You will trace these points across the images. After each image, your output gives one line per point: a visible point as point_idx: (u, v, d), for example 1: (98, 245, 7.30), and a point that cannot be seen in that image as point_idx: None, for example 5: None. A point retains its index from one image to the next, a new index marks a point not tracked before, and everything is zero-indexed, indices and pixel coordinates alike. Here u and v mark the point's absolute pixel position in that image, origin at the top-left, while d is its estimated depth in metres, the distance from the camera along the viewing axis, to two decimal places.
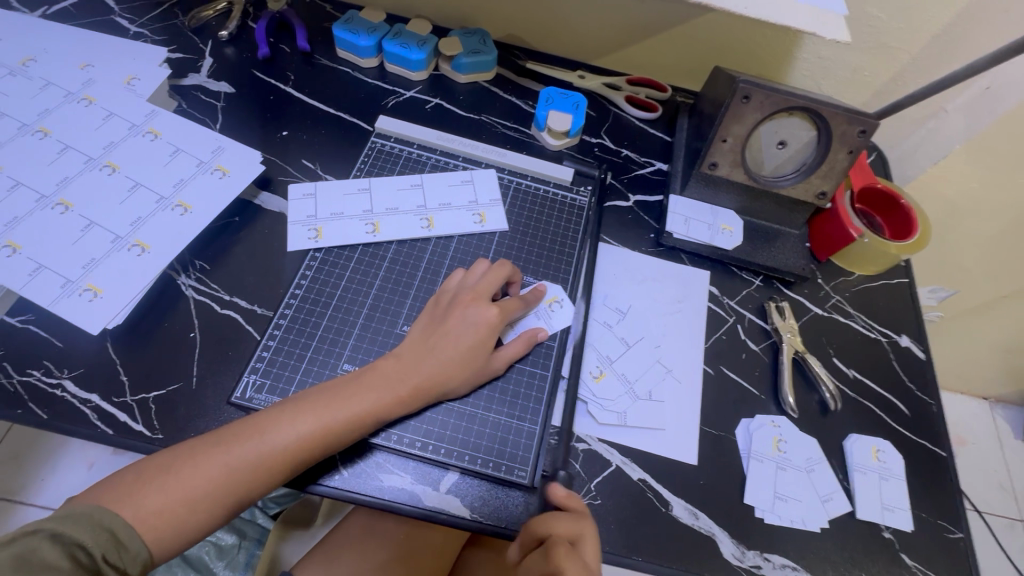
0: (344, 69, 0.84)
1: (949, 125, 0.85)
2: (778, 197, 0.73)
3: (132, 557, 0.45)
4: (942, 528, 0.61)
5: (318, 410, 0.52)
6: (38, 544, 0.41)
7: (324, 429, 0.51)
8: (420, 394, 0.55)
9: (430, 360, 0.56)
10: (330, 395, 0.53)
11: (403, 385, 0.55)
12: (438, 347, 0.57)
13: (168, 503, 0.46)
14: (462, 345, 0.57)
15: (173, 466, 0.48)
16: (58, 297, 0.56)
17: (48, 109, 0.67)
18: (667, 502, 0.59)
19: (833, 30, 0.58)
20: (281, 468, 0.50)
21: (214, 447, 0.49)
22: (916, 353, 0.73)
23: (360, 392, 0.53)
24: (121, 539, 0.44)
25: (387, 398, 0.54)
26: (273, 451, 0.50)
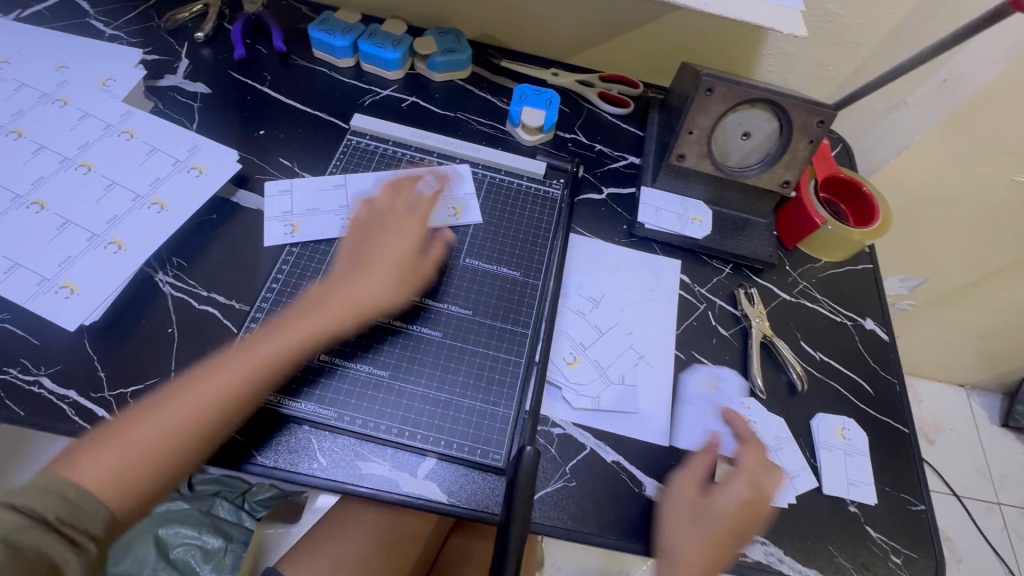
0: (320, 69, 0.86)
1: (909, 116, 0.89)
2: (745, 187, 0.75)
3: (94, 518, 0.45)
4: (905, 500, 0.64)
5: (222, 372, 0.56)
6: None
7: (239, 383, 0.55)
8: (358, 309, 0.62)
9: (365, 278, 0.64)
10: (226, 363, 0.57)
11: (334, 308, 0.62)
12: (370, 267, 0.65)
13: (114, 470, 0.48)
14: (394, 264, 0.65)
15: (117, 431, 0.51)
16: (34, 294, 0.57)
17: (22, 111, 0.68)
18: (640, 483, 0.60)
19: (792, 25, 0.61)
20: (222, 416, 0.54)
21: (133, 419, 0.52)
22: (880, 335, 0.75)
23: (249, 358, 0.57)
24: (77, 501, 0.45)
25: (315, 321, 0.61)
26: (207, 407, 0.54)
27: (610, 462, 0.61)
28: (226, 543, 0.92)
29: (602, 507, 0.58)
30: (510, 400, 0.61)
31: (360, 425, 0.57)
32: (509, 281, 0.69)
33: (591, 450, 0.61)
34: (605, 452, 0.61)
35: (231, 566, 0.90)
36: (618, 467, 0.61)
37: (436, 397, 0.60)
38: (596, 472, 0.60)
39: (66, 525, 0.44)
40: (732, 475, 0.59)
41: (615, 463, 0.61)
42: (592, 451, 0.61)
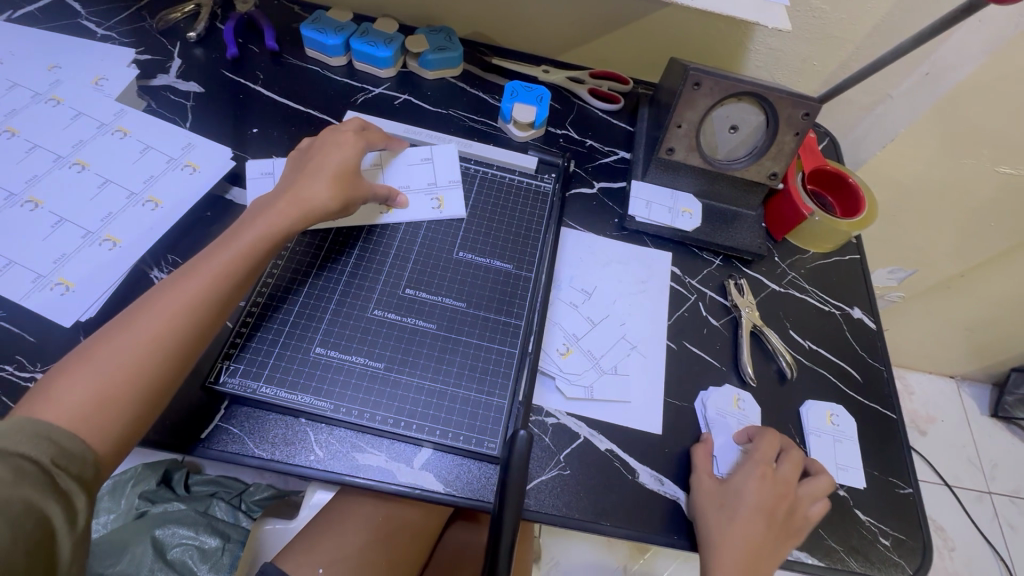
0: (313, 68, 0.86)
1: (894, 110, 0.90)
2: (733, 179, 0.77)
3: (79, 459, 0.43)
4: (893, 484, 0.65)
5: (193, 278, 0.54)
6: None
7: (204, 291, 0.53)
8: (312, 202, 0.63)
9: (312, 176, 0.64)
10: (196, 267, 0.55)
11: (289, 205, 0.62)
12: (309, 169, 0.65)
13: (86, 395, 0.46)
14: (328, 166, 0.65)
15: (83, 359, 0.48)
16: (29, 291, 0.57)
17: (15, 110, 0.68)
18: (633, 470, 0.61)
19: (776, 18, 0.62)
20: (193, 333, 0.52)
21: (101, 340, 0.49)
22: (867, 323, 0.77)
23: (220, 258, 0.56)
24: (62, 442, 0.43)
25: (268, 219, 0.60)
26: (175, 325, 0.51)
27: (604, 450, 0.62)
28: (224, 543, 0.88)
29: (596, 494, 0.59)
30: (504, 390, 0.62)
31: (355, 415, 0.58)
32: (502, 274, 0.70)
33: (585, 439, 0.62)
34: (598, 441, 0.62)
35: (230, 565, 0.85)
36: (611, 456, 0.62)
37: (431, 388, 0.60)
38: (589, 460, 0.61)
39: (59, 471, 0.42)
40: (751, 470, 0.60)
41: (608, 451, 0.62)
42: (586, 440, 0.62)
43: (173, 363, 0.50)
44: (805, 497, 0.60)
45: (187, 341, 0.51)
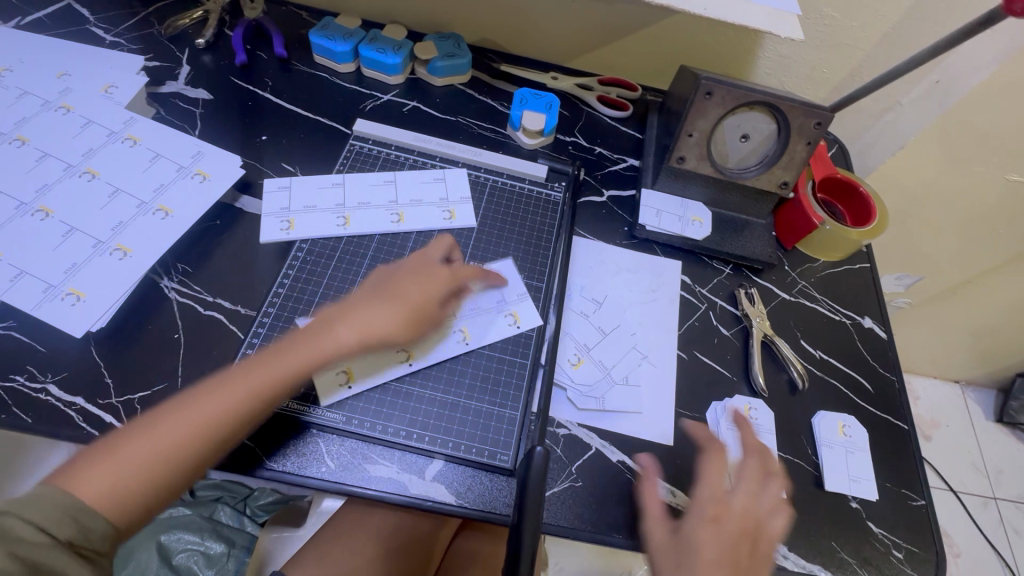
0: (322, 75, 0.86)
1: (903, 118, 0.90)
2: (743, 188, 0.76)
3: (99, 537, 0.42)
4: (906, 496, 0.65)
5: (248, 379, 0.53)
6: (12, 520, 0.39)
7: (257, 393, 0.53)
8: (365, 338, 0.58)
9: (369, 313, 0.59)
10: (252, 368, 0.54)
11: (339, 334, 0.58)
12: (379, 305, 0.60)
13: (117, 476, 0.45)
14: (415, 305, 0.61)
15: (118, 441, 0.47)
16: (41, 302, 0.57)
17: (25, 118, 0.68)
18: (645, 482, 0.61)
19: (789, 28, 0.62)
20: (233, 423, 0.51)
21: (141, 423, 0.49)
22: (878, 333, 0.76)
23: (274, 361, 0.55)
24: (84, 522, 0.42)
25: (317, 347, 0.57)
26: (216, 417, 0.50)
27: (616, 462, 0.61)
28: (229, 549, 0.87)
29: (608, 506, 0.59)
30: (516, 402, 0.62)
31: (366, 427, 0.58)
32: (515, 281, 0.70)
33: (597, 450, 0.62)
34: (610, 452, 0.62)
35: (236, 573, 0.85)
36: (623, 467, 0.61)
37: (443, 400, 0.61)
38: (601, 472, 0.61)
39: (78, 546, 0.41)
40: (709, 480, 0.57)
41: (619, 463, 0.61)
42: (598, 451, 0.62)
43: (203, 452, 0.50)
44: (766, 507, 0.56)
45: (226, 428, 0.51)
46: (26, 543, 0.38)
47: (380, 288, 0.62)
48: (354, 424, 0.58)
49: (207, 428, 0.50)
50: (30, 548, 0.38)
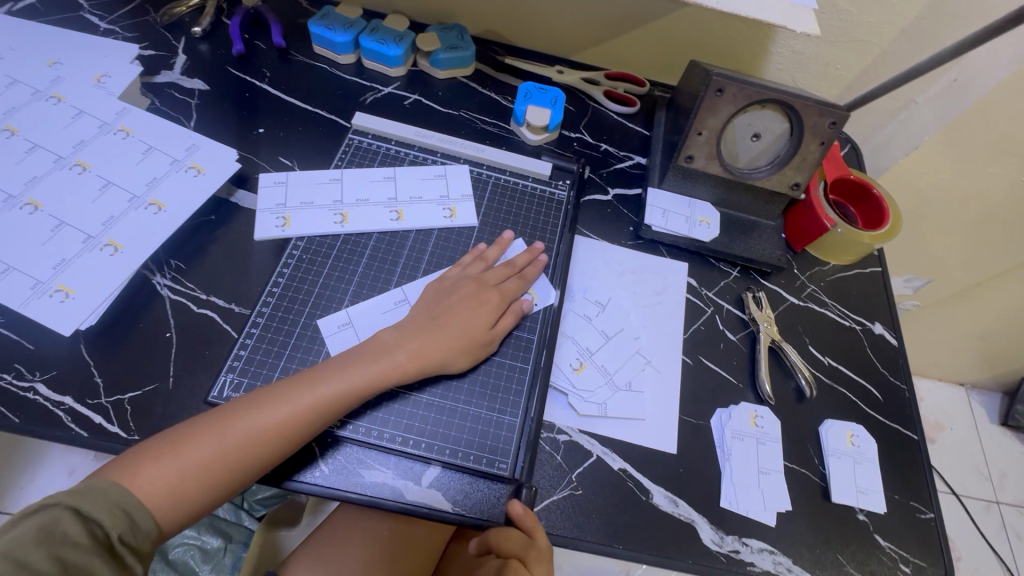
0: (321, 66, 0.84)
1: (919, 117, 0.87)
2: (753, 189, 0.74)
3: (144, 535, 0.45)
4: (914, 509, 0.63)
5: (303, 394, 0.52)
6: (62, 516, 0.41)
7: (308, 411, 0.52)
8: (422, 363, 0.57)
9: (430, 339, 0.59)
10: (309, 383, 0.53)
11: (398, 358, 0.57)
12: (443, 327, 0.59)
13: (169, 478, 0.47)
14: (472, 331, 0.60)
15: (178, 440, 0.49)
16: (28, 298, 0.55)
17: (15, 108, 0.66)
18: (647, 491, 0.59)
19: (806, 23, 0.59)
20: (287, 439, 0.51)
21: (203, 425, 0.50)
22: (889, 340, 0.74)
23: (335, 378, 0.54)
24: (135, 519, 0.44)
25: (376, 369, 0.55)
26: (273, 430, 0.50)
27: (616, 470, 0.60)
28: (225, 544, 0.94)
29: (608, 515, 0.57)
30: (516, 407, 0.60)
31: (360, 432, 0.57)
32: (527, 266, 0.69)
33: (597, 457, 0.60)
34: (611, 460, 0.60)
35: (230, 566, 0.92)
36: (624, 476, 0.60)
37: (441, 405, 0.59)
38: (602, 480, 0.59)
39: (124, 545, 0.43)
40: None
41: (621, 471, 0.60)
42: (599, 459, 0.60)
43: (252, 462, 0.50)
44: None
45: (278, 442, 0.51)
46: (71, 544, 0.40)
47: (437, 316, 0.60)
48: (351, 428, 0.56)
49: (262, 441, 0.50)
50: (74, 550, 0.40)
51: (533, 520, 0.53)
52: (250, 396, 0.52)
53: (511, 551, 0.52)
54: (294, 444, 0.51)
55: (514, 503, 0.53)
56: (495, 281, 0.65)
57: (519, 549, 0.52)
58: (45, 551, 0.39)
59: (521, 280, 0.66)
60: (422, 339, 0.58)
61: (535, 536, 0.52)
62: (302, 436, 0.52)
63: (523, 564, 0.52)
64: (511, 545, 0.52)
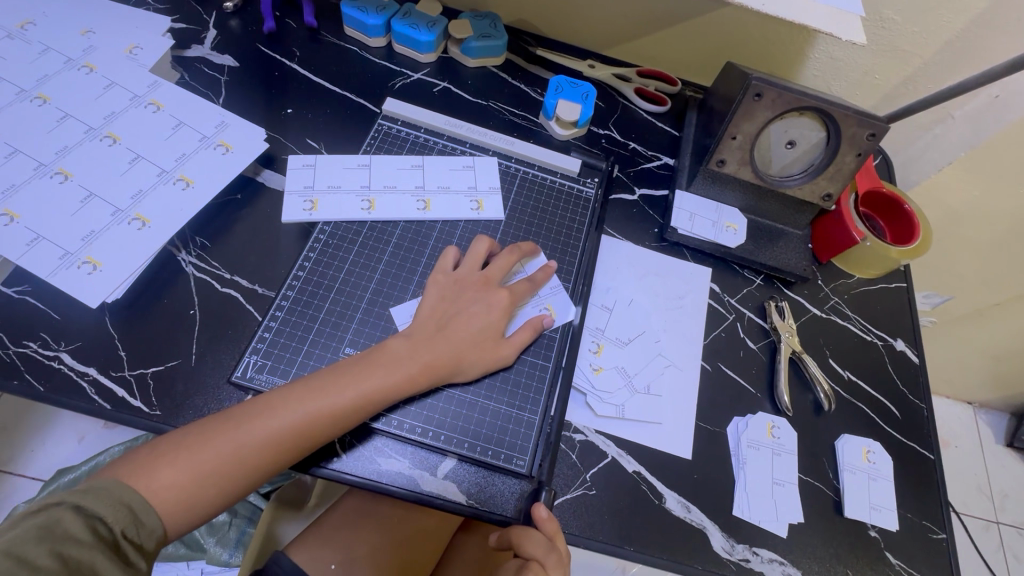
0: (352, 48, 0.83)
1: (955, 132, 0.85)
2: (784, 197, 0.73)
3: (148, 533, 0.45)
4: (927, 528, 0.63)
5: (319, 396, 0.52)
6: (63, 515, 0.41)
7: (324, 414, 0.51)
8: (437, 369, 0.57)
9: (441, 343, 0.58)
10: (324, 386, 0.53)
11: (411, 368, 0.56)
12: (453, 336, 0.59)
13: (181, 481, 0.47)
14: (485, 344, 0.60)
15: (193, 440, 0.48)
16: (56, 268, 0.55)
17: (48, 75, 0.66)
18: (660, 495, 0.59)
19: (849, 30, 0.57)
20: (302, 444, 0.51)
21: (214, 426, 0.49)
22: (910, 357, 0.74)
23: (349, 383, 0.53)
24: (140, 516, 0.45)
25: (390, 374, 0.55)
26: (287, 433, 0.50)
27: (631, 472, 0.60)
28: (232, 518, 0.97)
29: (620, 517, 0.58)
30: (536, 406, 0.60)
31: (388, 424, 0.57)
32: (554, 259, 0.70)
33: (612, 459, 0.60)
34: (626, 463, 0.60)
35: (236, 540, 0.97)
36: (639, 479, 0.60)
37: (461, 398, 0.59)
38: (616, 481, 0.59)
39: (127, 541, 0.43)
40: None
41: (635, 473, 0.60)
42: (614, 460, 0.60)
43: (266, 464, 0.50)
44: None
45: (295, 446, 0.51)
46: (72, 540, 0.41)
47: (452, 322, 0.60)
48: (385, 421, 0.57)
49: (277, 447, 0.50)
50: (75, 545, 0.41)
51: (555, 525, 0.53)
52: (263, 398, 0.52)
53: (532, 551, 0.51)
54: (308, 447, 0.52)
55: (539, 506, 0.53)
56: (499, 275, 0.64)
57: (541, 553, 0.51)
58: (47, 548, 0.40)
59: (531, 284, 0.65)
60: (431, 351, 0.57)
61: (555, 540, 0.52)
62: (313, 440, 0.51)
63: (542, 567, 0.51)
64: (534, 545, 0.51)
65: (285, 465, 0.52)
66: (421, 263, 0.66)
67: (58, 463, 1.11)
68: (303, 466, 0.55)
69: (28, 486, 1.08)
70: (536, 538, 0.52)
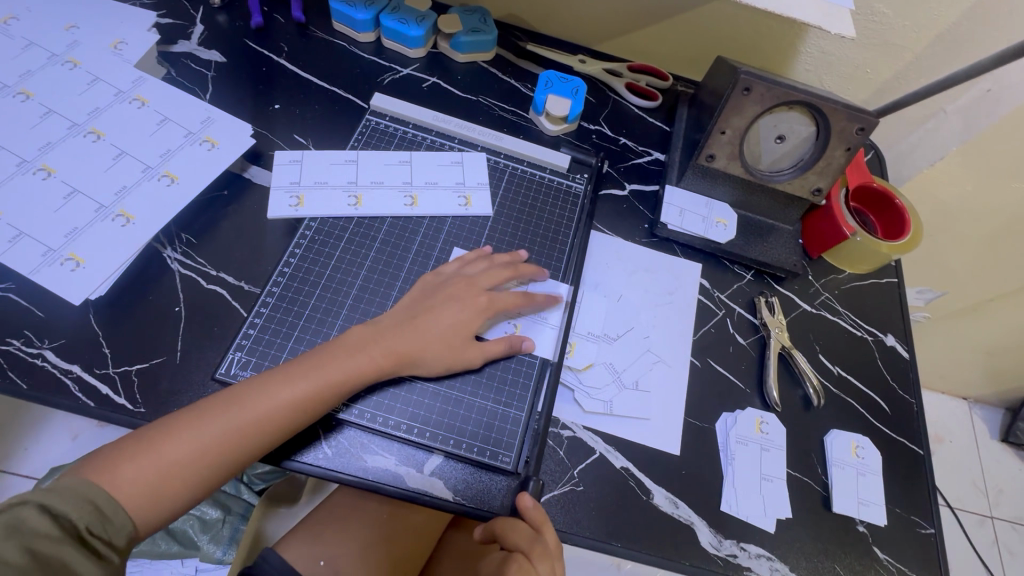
0: (340, 43, 0.82)
1: (947, 127, 0.85)
2: (774, 192, 0.73)
3: (117, 529, 0.45)
4: (915, 523, 0.63)
5: (283, 386, 0.52)
6: (28, 514, 0.41)
7: (288, 405, 0.51)
8: (401, 361, 0.57)
9: (409, 337, 0.58)
10: (288, 376, 0.53)
11: (374, 355, 0.56)
12: (422, 331, 0.58)
13: (147, 476, 0.47)
14: (453, 339, 0.59)
15: (159, 436, 0.48)
16: (39, 265, 0.55)
17: (31, 71, 0.65)
18: (648, 491, 0.59)
19: (837, 23, 0.57)
20: (266, 435, 0.51)
21: (179, 421, 0.49)
22: (900, 352, 0.74)
23: (313, 373, 0.53)
24: (107, 513, 0.44)
25: (354, 363, 0.55)
26: (253, 425, 0.50)
27: (619, 468, 0.60)
28: (225, 516, 0.97)
29: (608, 513, 0.57)
30: (522, 402, 0.60)
31: (371, 420, 0.56)
32: (543, 254, 0.70)
33: (601, 455, 0.60)
34: (614, 458, 0.60)
35: (229, 538, 0.96)
36: (626, 475, 0.60)
37: (447, 395, 0.59)
38: (603, 477, 0.59)
39: (95, 537, 0.43)
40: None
41: (623, 469, 0.60)
42: (601, 456, 0.60)
43: (234, 457, 0.50)
44: None
45: (259, 438, 0.50)
46: (40, 536, 0.40)
47: (421, 317, 0.59)
48: (354, 412, 0.56)
49: (240, 438, 0.50)
50: (43, 541, 0.40)
51: (541, 515, 0.53)
52: (229, 392, 0.52)
53: (516, 543, 0.51)
54: (274, 439, 0.51)
55: (524, 495, 0.54)
56: (488, 284, 0.63)
57: (525, 543, 0.51)
58: (16, 544, 0.40)
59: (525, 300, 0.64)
60: (396, 339, 0.57)
61: (542, 531, 0.52)
62: (279, 431, 0.51)
63: (528, 559, 0.51)
64: (518, 536, 0.51)
65: (254, 459, 0.52)
66: (409, 260, 0.66)
67: (52, 460, 1.11)
68: (279, 461, 0.54)
69: (22, 484, 1.08)
70: (520, 529, 0.52)
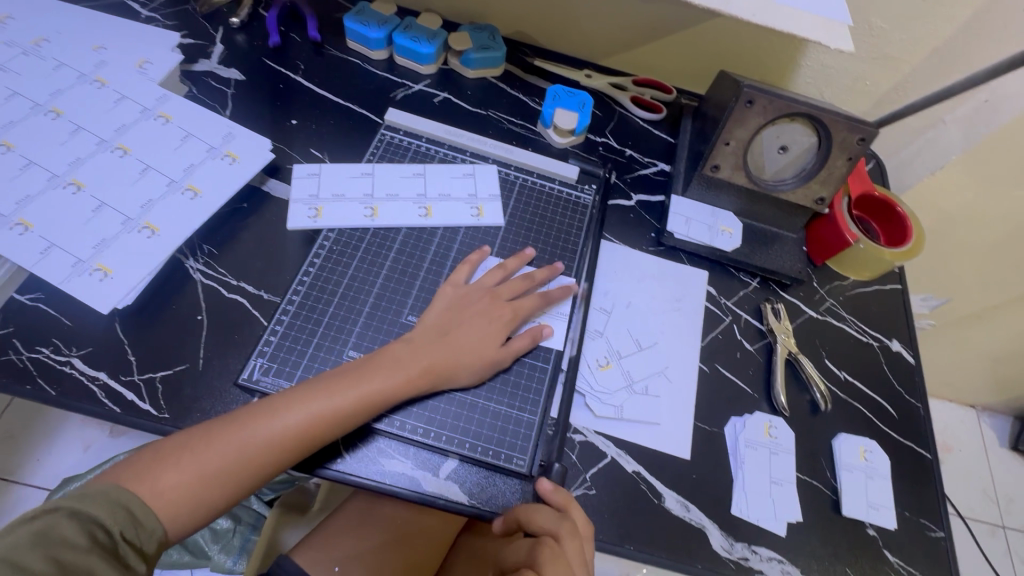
0: (354, 61, 0.85)
1: (946, 136, 0.87)
2: (778, 201, 0.75)
3: (148, 535, 0.46)
4: (925, 526, 0.64)
5: (316, 401, 0.53)
6: (60, 520, 0.42)
7: (321, 419, 0.52)
8: (433, 377, 0.58)
9: (437, 354, 0.59)
10: (321, 392, 0.54)
11: (407, 372, 0.57)
12: (449, 346, 0.60)
13: (184, 483, 0.48)
14: (480, 351, 0.61)
15: (194, 445, 0.49)
16: (69, 276, 0.57)
17: (61, 90, 0.68)
18: (660, 494, 0.60)
19: (837, 39, 0.59)
20: (301, 446, 0.52)
21: (213, 431, 0.50)
22: (906, 357, 0.75)
23: (348, 388, 0.54)
24: (139, 517, 0.46)
25: (388, 381, 0.56)
26: (286, 437, 0.51)
27: (630, 472, 0.61)
28: (236, 525, 0.98)
29: (621, 516, 0.58)
30: (535, 406, 0.61)
31: (391, 424, 0.58)
32: (552, 262, 0.72)
33: (612, 459, 0.61)
34: (626, 462, 0.61)
35: (240, 547, 0.97)
36: (638, 478, 0.61)
37: (462, 400, 0.60)
38: (616, 480, 0.60)
39: (126, 543, 0.45)
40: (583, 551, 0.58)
41: (634, 473, 0.61)
42: (613, 460, 0.61)
43: (267, 466, 0.51)
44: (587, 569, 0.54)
45: (296, 448, 0.52)
46: (68, 544, 0.42)
47: (445, 333, 0.60)
48: (387, 421, 0.58)
49: (278, 449, 0.51)
50: (71, 549, 0.42)
51: (564, 496, 0.55)
52: (263, 404, 0.53)
53: (545, 525, 0.52)
54: (307, 449, 0.53)
55: (543, 481, 0.56)
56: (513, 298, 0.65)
57: (552, 524, 0.53)
58: (43, 553, 0.41)
59: (539, 297, 0.66)
60: (430, 355, 0.58)
61: (568, 510, 0.54)
62: (312, 443, 0.53)
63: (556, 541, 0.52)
64: (545, 519, 0.53)
65: (284, 468, 0.53)
66: (425, 270, 0.67)
67: (64, 470, 1.12)
68: (306, 468, 0.56)
69: (34, 494, 1.09)
70: (546, 510, 0.53)
